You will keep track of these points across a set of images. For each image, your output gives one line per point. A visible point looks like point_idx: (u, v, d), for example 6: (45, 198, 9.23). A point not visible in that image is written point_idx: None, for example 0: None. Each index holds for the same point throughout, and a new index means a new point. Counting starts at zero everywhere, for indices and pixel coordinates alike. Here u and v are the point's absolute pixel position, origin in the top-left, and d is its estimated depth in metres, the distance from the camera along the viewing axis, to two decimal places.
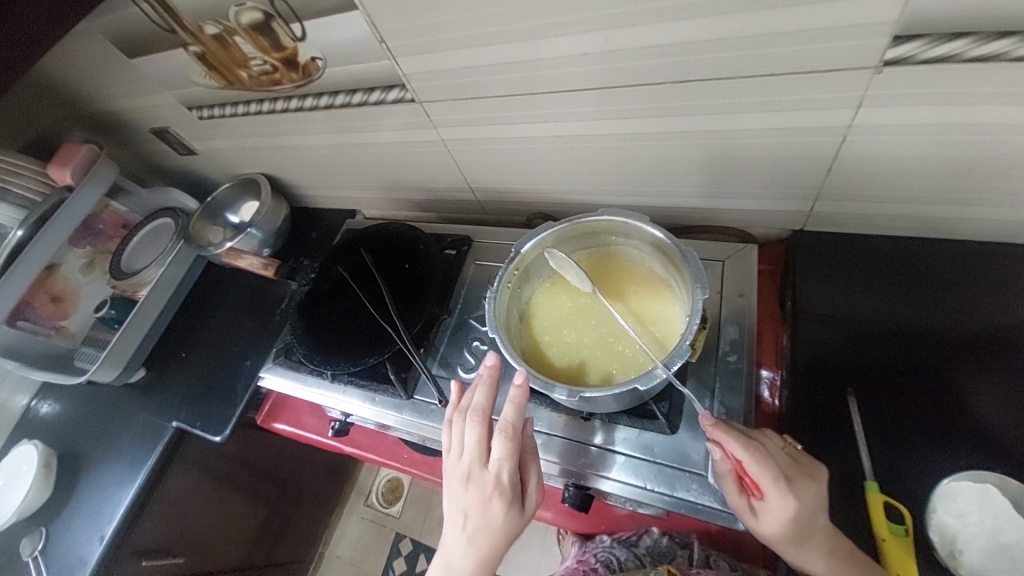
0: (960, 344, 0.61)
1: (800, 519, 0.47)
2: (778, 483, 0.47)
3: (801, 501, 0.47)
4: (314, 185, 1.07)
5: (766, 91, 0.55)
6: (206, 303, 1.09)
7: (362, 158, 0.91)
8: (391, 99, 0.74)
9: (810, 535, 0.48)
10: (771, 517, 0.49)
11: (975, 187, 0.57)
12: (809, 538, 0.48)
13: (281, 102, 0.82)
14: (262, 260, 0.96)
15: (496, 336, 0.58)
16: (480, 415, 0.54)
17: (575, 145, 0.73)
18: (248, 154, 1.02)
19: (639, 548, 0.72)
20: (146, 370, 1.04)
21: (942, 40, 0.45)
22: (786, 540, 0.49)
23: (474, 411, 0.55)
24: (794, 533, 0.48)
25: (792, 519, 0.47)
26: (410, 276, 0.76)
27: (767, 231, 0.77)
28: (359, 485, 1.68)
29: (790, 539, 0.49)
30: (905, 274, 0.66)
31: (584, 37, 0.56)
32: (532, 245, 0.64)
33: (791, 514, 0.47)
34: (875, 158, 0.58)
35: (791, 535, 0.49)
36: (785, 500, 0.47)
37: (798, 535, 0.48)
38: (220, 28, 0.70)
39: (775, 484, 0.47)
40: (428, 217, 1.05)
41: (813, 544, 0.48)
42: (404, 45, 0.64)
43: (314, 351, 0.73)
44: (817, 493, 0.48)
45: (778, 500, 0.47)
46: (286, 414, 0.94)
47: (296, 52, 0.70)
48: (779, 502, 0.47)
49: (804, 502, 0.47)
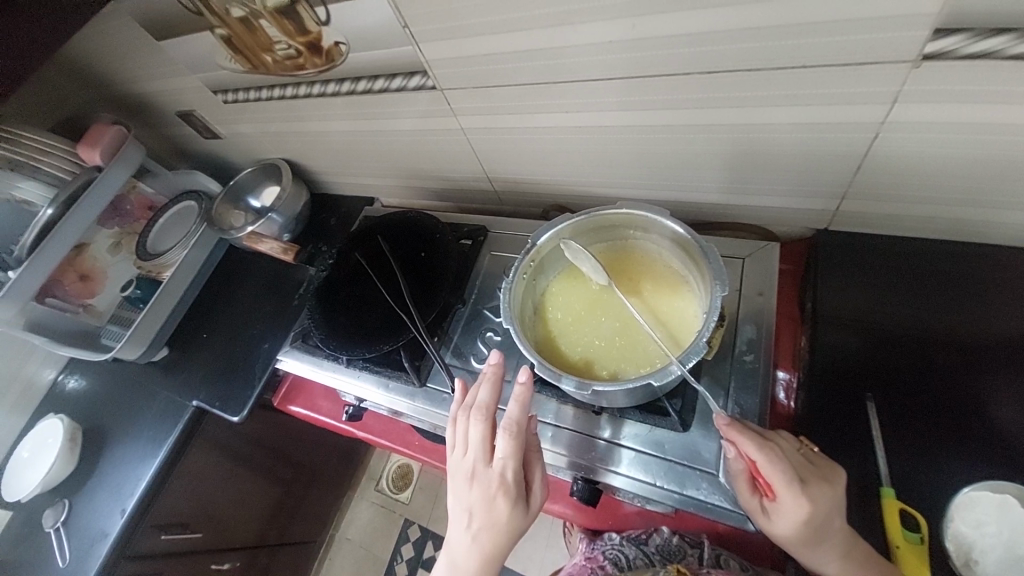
0: (989, 352, 0.58)
1: (813, 521, 0.46)
2: (791, 484, 0.46)
3: (816, 503, 0.46)
4: (333, 172, 1.08)
5: (797, 84, 0.53)
6: (226, 286, 1.11)
7: (382, 145, 0.91)
8: (412, 86, 0.73)
9: (824, 538, 0.47)
10: (784, 518, 0.48)
11: (1016, 189, 0.54)
12: (823, 542, 0.47)
13: (304, 88, 0.83)
14: (282, 245, 0.98)
15: (509, 327, 0.58)
16: (483, 413, 0.54)
17: (596, 136, 0.71)
18: (269, 139, 1.03)
19: (648, 547, 0.70)
20: (168, 350, 1.06)
21: (987, 34, 0.42)
22: (799, 541, 0.48)
23: (478, 408, 0.54)
24: (807, 535, 0.47)
25: (805, 521, 0.46)
26: (426, 265, 0.77)
27: (792, 229, 0.75)
28: (370, 471, 1.71)
29: (804, 541, 0.48)
30: (934, 278, 0.63)
31: (610, 25, 0.54)
32: (548, 236, 0.63)
33: (804, 516, 0.46)
34: (909, 157, 0.56)
35: (804, 538, 0.48)
36: (798, 502, 0.46)
37: (810, 538, 0.47)
38: (246, 11, 0.70)
39: (788, 485, 0.46)
40: (445, 207, 1.05)
41: (827, 551, 0.47)
42: (426, 31, 0.63)
43: (330, 336, 0.74)
44: (832, 498, 0.46)
45: (791, 502, 0.46)
46: (301, 397, 0.96)
47: (320, 37, 0.70)
48: (792, 504, 0.46)
49: (819, 505, 0.46)
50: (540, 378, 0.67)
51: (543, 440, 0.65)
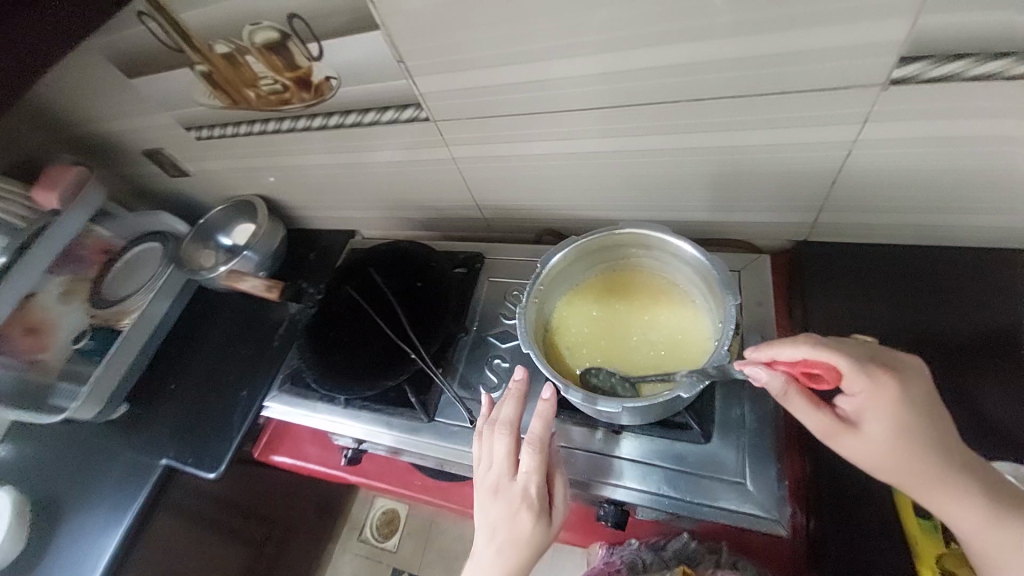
0: (961, 343, 0.63)
1: (901, 401, 0.45)
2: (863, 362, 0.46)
3: (892, 376, 0.46)
4: (312, 206, 1.05)
5: (776, 108, 0.58)
6: (195, 331, 1.04)
7: (368, 177, 0.90)
8: (404, 118, 0.74)
9: (923, 431, 0.45)
10: (872, 409, 0.46)
11: (971, 196, 0.60)
12: (925, 436, 0.45)
13: (288, 122, 0.81)
14: (265, 283, 0.90)
15: (530, 353, 0.56)
16: (508, 428, 0.57)
17: (587, 162, 0.74)
18: (244, 174, 1.00)
19: (666, 551, 0.64)
20: (128, 406, 0.97)
21: (944, 61, 0.48)
22: (910, 443, 0.45)
23: (503, 424, 0.57)
24: (904, 425, 0.45)
25: (895, 403, 0.45)
26: (425, 295, 0.74)
27: (772, 242, 0.79)
28: (352, 519, 1.59)
29: (909, 440, 0.45)
30: (906, 281, 0.69)
31: (606, 56, 0.57)
32: (560, 257, 0.61)
33: (890, 394, 0.45)
34: (879, 171, 0.61)
35: (905, 435, 0.45)
36: (879, 381, 0.45)
37: (910, 431, 0.45)
38: (232, 47, 0.68)
39: (863, 365, 0.46)
40: (430, 236, 1.04)
41: (934, 450, 0.45)
42: (422, 64, 0.64)
43: (327, 376, 0.70)
44: (909, 378, 0.46)
45: (870, 385, 0.46)
46: (286, 445, 0.89)
47: (310, 72, 0.70)
48: (875, 386, 0.45)
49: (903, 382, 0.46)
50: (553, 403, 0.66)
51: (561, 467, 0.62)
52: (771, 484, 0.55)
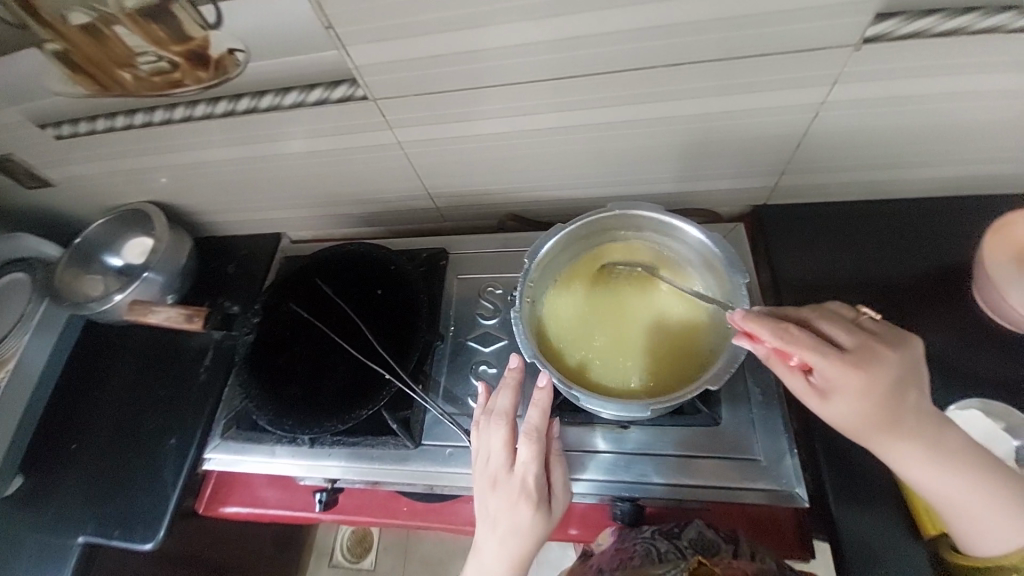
0: (913, 289, 0.67)
1: (866, 390, 0.45)
2: (825, 351, 0.45)
3: (860, 369, 0.45)
4: (225, 210, 0.88)
5: (751, 72, 0.55)
6: (94, 374, 0.84)
7: (295, 171, 0.77)
8: (336, 99, 0.62)
9: (885, 415, 0.45)
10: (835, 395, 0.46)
11: (916, 151, 0.64)
12: (886, 416, 0.45)
13: (182, 110, 0.66)
14: (183, 310, 0.74)
15: (537, 360, 0.52)
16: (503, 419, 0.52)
17: (552, 139, 0.68)
18: (130, 177, 0.81)
19: (681, 540, 0.58)
20: (25, 477, 0.77)
21: (916, 17, 0.49)
22: (868, 425, 0.46)
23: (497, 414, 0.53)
24: (869, 408, 0.45)
25: (858, 391, 0.45)
26: (389, 303, 0.65)
27: (733, 209, 0.80)
28: (317, 547, 1.46)
29: (869, 422, 0.46)
30: (859, 234, 0.72)
31: (579, 18, 0.51)
32: (551, 247, 0.58)
33: (854, 384, 0.45)
34: (843, 130, 0.62)
35: (866, 418, 0.46)
36: (841, 372, 0.45)
37: (872, 415, 0.46)
38: (94, 16, 0.54)
39: (826, 356, 0.45)
40: (374, 233, 0.92)
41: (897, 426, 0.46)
42: (356, 31, 0.53)
43: (287, 414, 0.60)
44: (880, 366, 0.45)
45: (835, 375, 0.45)
46: (237, 492, 0.76)
47: (206, 44, 0.56)
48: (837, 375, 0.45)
49: (870, 369, 0.45)
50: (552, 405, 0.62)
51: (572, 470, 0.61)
52: (782, 457, 0.57)
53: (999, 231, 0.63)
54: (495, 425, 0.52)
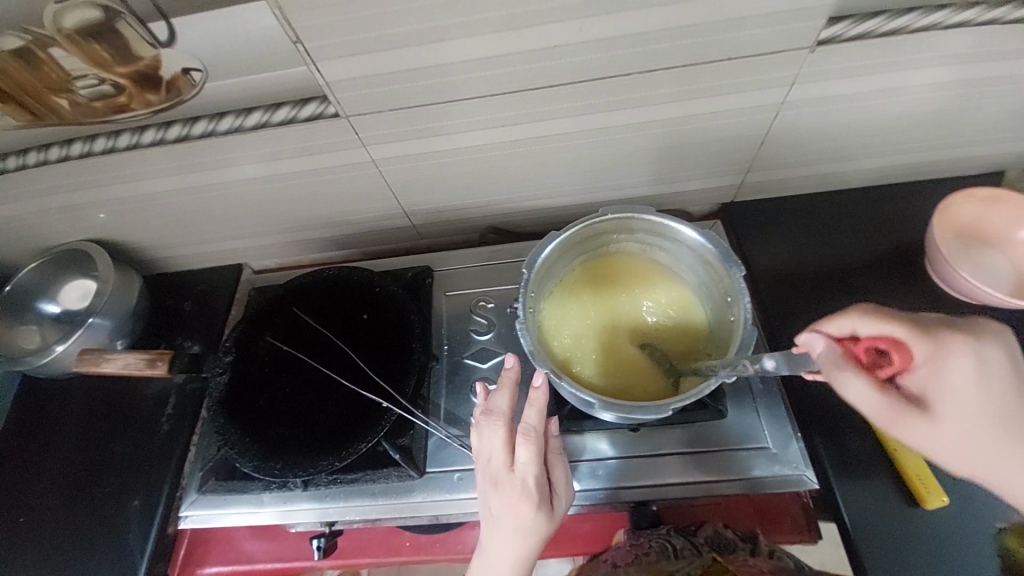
0: (873, 269, 0.72)
1: (976, 372, 0.42)
2: (920, 331, 0.43)
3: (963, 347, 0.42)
4: (178, 243, 0.81)
5: (720, 76, 0.58)
6: (33, 438, 0.74)
7: (259, 196, 0.72)
8: (304, 117, 0.59)
9: (1004, 405, 0.41)
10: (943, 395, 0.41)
11: (862, 141, 0.69)
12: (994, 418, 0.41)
13: (128, 137, 0.61)
14: (145, 356, 0.67)
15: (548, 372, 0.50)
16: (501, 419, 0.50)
17: (530, 150, 0.67)
18: (66, 214, 0.73)
19: (697, 538, 0.58)
20: None
21: (863, 20, 0.53)
22: (985, 418, 0.41)
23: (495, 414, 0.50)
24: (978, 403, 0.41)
25: (967, 374, 0.42)
26: (377, 328, 0.63)
27: (702, 208, 0.83)
28: None
29: (984, 416, 0.41)
30: (819, 223, 0.77)
31: (558, 28, 0.51)
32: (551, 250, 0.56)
33: (961, 365, 0.42)
34: (801, 126, 0.66)
35: (981, 407, 0.41)
36: (947, 345, 0.42)
37: (987, 404, 0.41)
38: (24, 37, 0.49)
39: (922, 332, 0.43)
40: (345, 256, 0.88)
41: (1006, 428, 0.41)
42: (325, 46, 0.51)
43: (276, 455, 0.56)
44: (984, 346, 0.43)
45: (940, 359, 0.42)
46: (217, 549, 0.70)
47: (157, 64, 0.52)
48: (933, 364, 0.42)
49: (968, 359, 0.42)
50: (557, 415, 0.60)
51: (583, 479, 0.60)
52: (788, 442, 0.60)
53: (944, 211, 0.69)
54: (491, 426, 0.49)
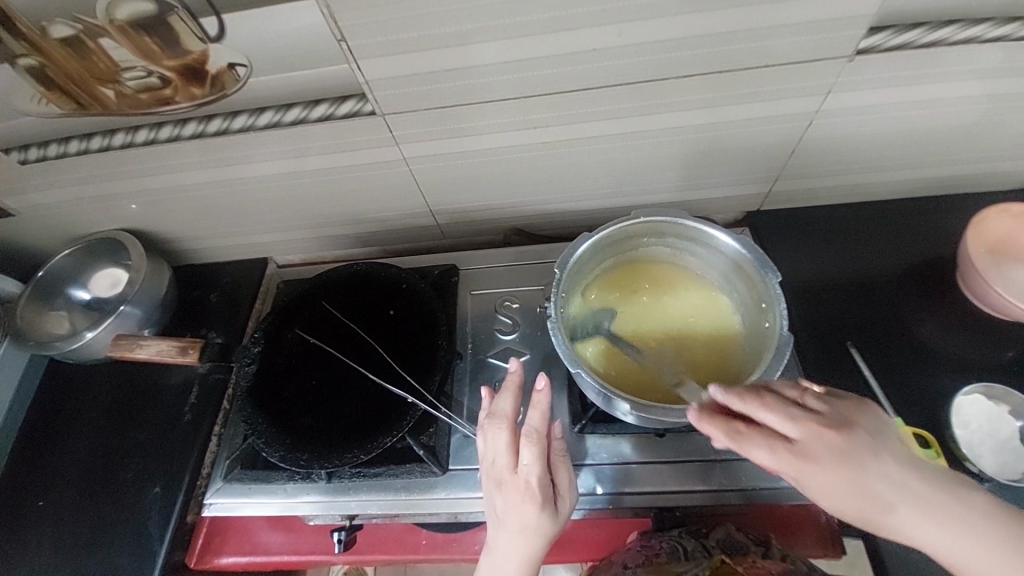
0: (901, 282, 0.72)
1: (836, 482, 0.41)
2: (780, 449, 0.42)
3: (822, 461, 0.41)
4: (206, 235, 0.82)
5: (755, 83, 0.58)
6: (58, 421, 0.76)
7: (289, 191, 0.73)
8: (341, 114, 0.60)
9: (870, 501, 0.41)
10: (822, 498, 0.42)
11: (893, 153, 0.69)
12: (878, 509, 0.41)
13: (168, 129, 0.62)
14: (177, 343, 0.69)
15: (580, 372, 0.50)
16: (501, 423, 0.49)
17: (560, 152, 0.68)
18: (102, 203, 0.75)
19: (708, 539, 0.56)
20: None
21: (903, 30, 0.53)
22: (853, 510, 0.42)
23: (495, 417, 0.50)
24: (851, 500, 0.41)
25: (825, 485, 0.41)
26: (404, 323, 0.64)
27: (726, 216, 0.82)
28: None
29: (851, 507, 0.42)
30: (847, 234, 0.76)
31: (597, 31, 0.52)
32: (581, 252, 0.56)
33: (818, 480, 0.41)
34: (833, 136, 0.66)
35: (846, 503, 0.42)
36: (800, 465, 0.41)
37: (854, 500, 0.41)
38: (78, 28, 0.50)
39: (779, 452, 0.42)
40: (368, 253, 0.89)
41: (882, 509, 0.41)
42: (369, 45, 0.52)
43: (300, 447, 0.56)
44: (844, 449, 0.41)
45: (796, 472, 0.42)
46: (234, 540, 0.70)
47: (203, 58, 0.53)
48: (789, 470, 0.42)
49: (819, 476, 0.41)
50: (583, 417, 0.60)
51: (606, 484, 0.59)
52: None
53: (979, 223, 0.68)
54: (496, 428, 0.49)
